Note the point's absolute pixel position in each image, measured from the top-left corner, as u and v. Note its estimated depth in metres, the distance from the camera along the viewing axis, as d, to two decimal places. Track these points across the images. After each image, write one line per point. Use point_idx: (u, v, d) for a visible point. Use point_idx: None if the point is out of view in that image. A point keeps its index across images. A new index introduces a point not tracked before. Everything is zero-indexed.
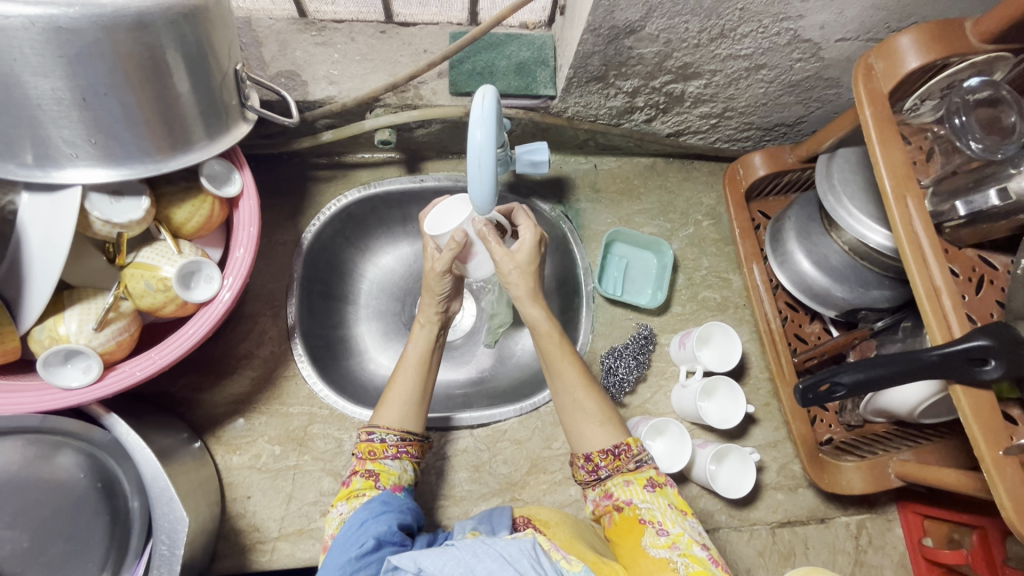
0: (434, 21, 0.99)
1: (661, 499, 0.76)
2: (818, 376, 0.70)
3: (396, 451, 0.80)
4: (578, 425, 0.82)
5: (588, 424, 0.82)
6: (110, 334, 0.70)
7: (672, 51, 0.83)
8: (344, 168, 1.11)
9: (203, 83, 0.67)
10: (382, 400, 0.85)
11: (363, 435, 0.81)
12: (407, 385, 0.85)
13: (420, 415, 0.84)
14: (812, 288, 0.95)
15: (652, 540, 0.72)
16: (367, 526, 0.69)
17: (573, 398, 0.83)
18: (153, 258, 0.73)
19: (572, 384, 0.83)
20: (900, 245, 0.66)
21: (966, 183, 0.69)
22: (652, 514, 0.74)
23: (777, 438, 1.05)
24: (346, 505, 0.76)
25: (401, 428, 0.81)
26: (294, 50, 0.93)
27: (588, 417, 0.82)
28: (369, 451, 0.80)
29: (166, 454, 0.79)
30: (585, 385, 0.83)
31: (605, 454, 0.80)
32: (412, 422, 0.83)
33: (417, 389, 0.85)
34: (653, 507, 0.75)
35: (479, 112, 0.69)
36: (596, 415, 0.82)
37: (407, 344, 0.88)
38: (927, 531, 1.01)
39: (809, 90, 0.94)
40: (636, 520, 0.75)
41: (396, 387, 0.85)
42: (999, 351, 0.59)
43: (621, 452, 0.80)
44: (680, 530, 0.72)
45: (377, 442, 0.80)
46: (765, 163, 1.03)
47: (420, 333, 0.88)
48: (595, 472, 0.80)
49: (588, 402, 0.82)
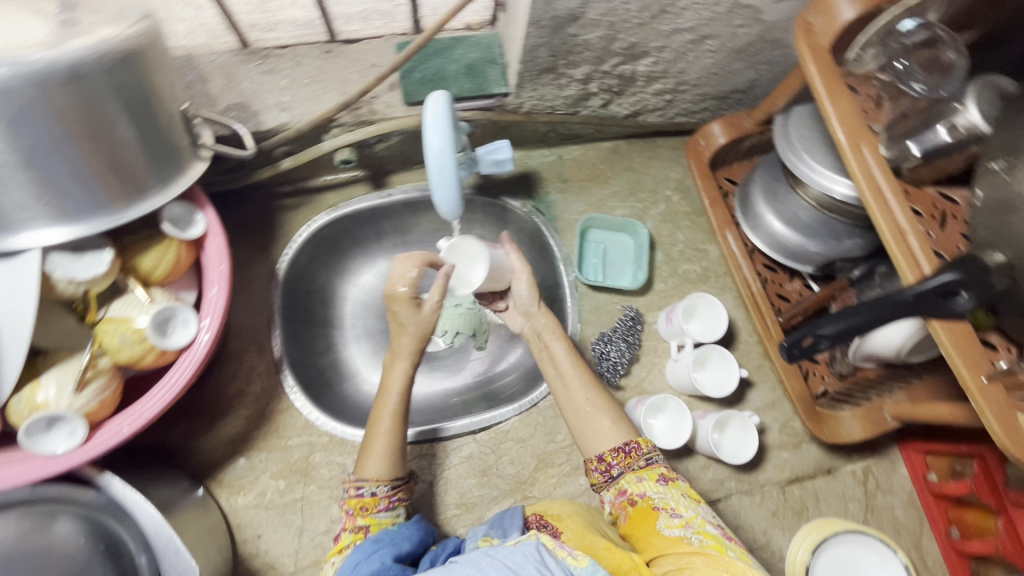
0: (378, 34, 0.96)
1: (673, 490, 0.77)
2: (800, 332, 0.72)
3: (388, 502, 0.80)
4: (591, 426, 0.85)
5: (600, 423, 0.85)
6: (91, 394, 0.69)
7: (617, 34, 0.84)
8: (310, 193, 1.10)
9: (151, 128, 0.66)
10: (363, 452, 0.82)
11: (352, 491, 0.79)
12: (385, 438, 0.81)
13: (402, 459, 0.82)
14: (786, 246, 0.98)
15: (666, 522, 0.72)
16: (360, 568, 0.68)
17: (586, 401, 0.87)
18: (124, 310, 0.72)
19: (584, 387, 0.88)
20: (861, 192, 0.67)
21: (917, 124, 0.70)
22: (666, 501, 0.75)
23: (775, 398, 1.07)
24: (337, 556, 0.75)
25: (390, 479, 0.80)
26: (241, 82, 0.91)
27: (598, 417, 0.86)
28: (360, 506, 0.78)
29: (167, 505, 0.78)
30: (594, 387, 0.89)
31: (616, 452, 0.81)
32: (401, 467, 0.82)
33: (397, 439, 0.82)
34: (666, 496, 0.76)
35: (433, 119, 0.69)
36: (608, 413, 0.86)
37: (391, 393, 0.83)
38: (930, 467, 1.04)
39: (757, 54, 0.95)
40: (650, 508, 0.75)
41: (376, 435, 0.82)
42: (969, 283, 0.59)
43: (631, 450, 0.82)
44: (694, 513, 0.73)
45: (367, 496, 0.78)
46: (725, 131, 1.05)
47: (397, 379, 0.83)
48: (608, 472, 0.81)
49: (600, 400, 0.87)
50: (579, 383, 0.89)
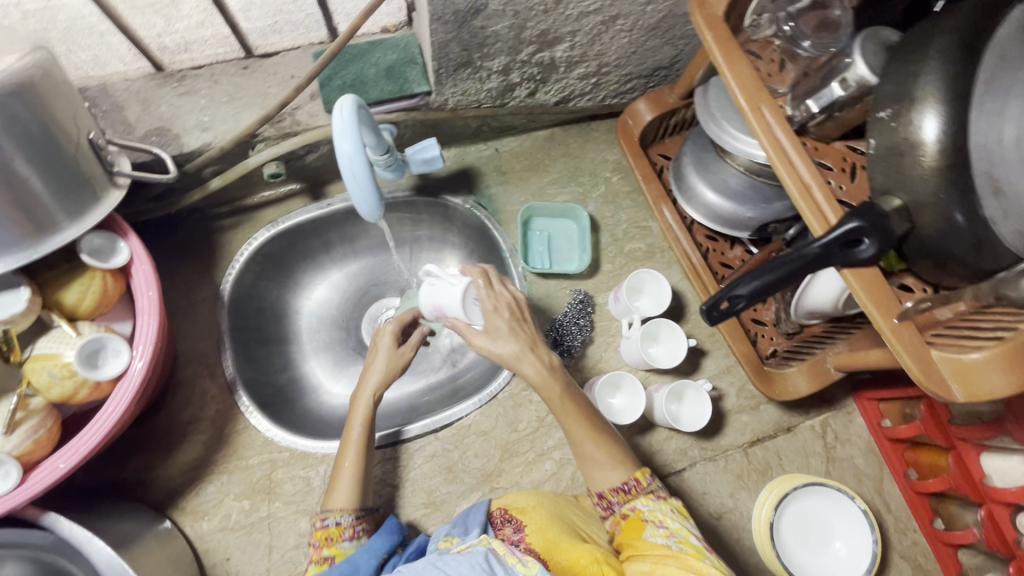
0: (295, 46, 0.97)
1: (663, 505, 0.79)
2: (716, 296, 0.69)
3: (352, 532, 0.80)
4: (589, 468, 0.83)
5: (602, 470, 0.83)
6: (23, 434, 0.68)
7: (525, 22, 0.85)
8: (248, 211, 1.09)
9: (54, 161, 0.66)
10: (331, 483, 0.84)
11: (318, 523, 0.80)
12: (352, 468, 0.84)
13: (367, 489, 0.84)
14: (721, 215, 0.99)
15: (652, 531, 0.75)
16: None
17: (582, 450, 0.83)
18: (52, 347, 0.71)
19: (583, 436, 0.82)
20: (766, 152, 0.69)
21: (817, 81, 0.72)
22: (654, 513, 0.77)
23: (729, 363, 1.09)
24: None
25: (354, 508, 0.81)
26: (158, 106, 0.91)
27: (599, 465, 0.83)
28: (325, 537, 0.78)
29: (127, 539, 0.77)
30: (593, 436, 0.82)
31: (616, 491, 0.81)
32: (366, 498, 0.84)
33: (361, 468, 0.84)
34: (656, 509, 0.78)
35: (341, 123, 0.69)
36: (607, 462, 0.82)
37: (352, 424, 0.86)
38: (884, 414, 1.07)
39: (670, 30, 0.97)
40: (640, 520, 0.77)
41: (343, 465, 0.84)
42: (870, 230, 0.62)
43: (631, 488, 0.81)
44: (679, 526, 0.75)
45: (332, 526, 0.79)
46: (651, 108, 1.07)
47: (360, 411, 0.87)
48: (608, 505, 0.82)
49: (601, 452, 0.82)
50: (580, 434, 0.82)
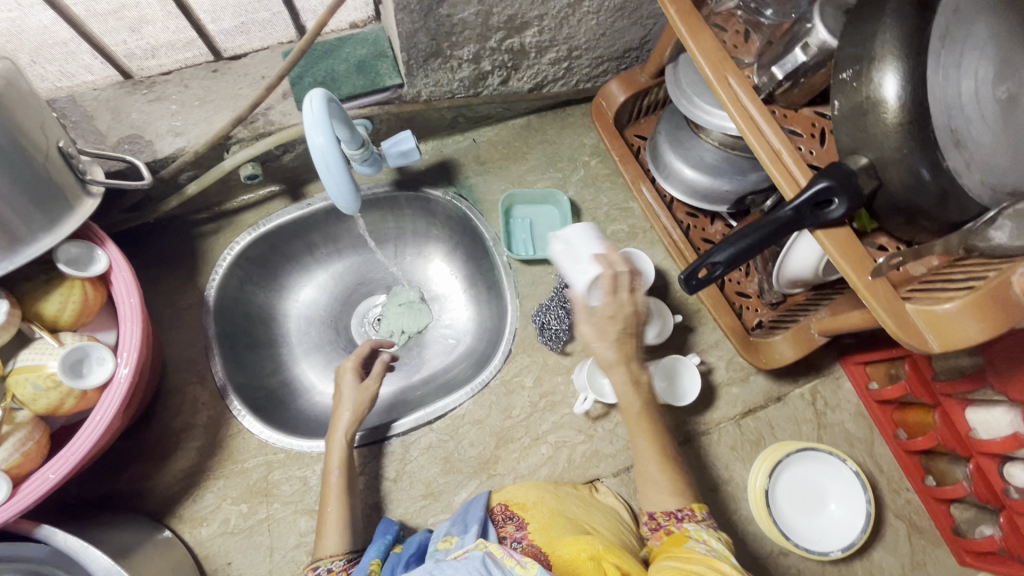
0: (263, 46, 0.97)
1: (711, 530, 0.77)
2: (695, 264, 0.71)
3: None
4: (647, 489, 0.84)
5: (660, 494, 0.83)
6: (11, 448, 0.67)
7: (492, 8, 0.85)
8: (228, 216, 1.09)
9: (24, 170, 0.65)
10: (319, 529, 0.85)
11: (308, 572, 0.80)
12: (338, 511, 0.85)
13: (357, 530, 0.86)
14: (698, 191, 1.00)
15: (693, 542, 0.74)
16: None
17: (643, 468, 0.85)
18: (33, 358, 0.70)
19: (648, 457, 0.84)
20: (735, 121, 0.70)
21: (780, 48, 0.72)
22: (699, 532, 0.76)
23: (717, 337, 1.10)
24: None
25: (345, 551, 0.83)
26: (128, 114, 0.90)
27: (658, 488, 0.83)
28: None
29: (126, 549, 0.76)
30: (659, 460, 0.84)
31: (670, 515, 0.81)
32: (356, 540, 0.86)
33: (349, 511, 0.86)
34: (702, 530, 0.77)
35: (312, 118, 0.69)
36: (667, 487, 0.83)
37: (330, 469, 0.88)
38: (871, 376, 1.08)
39: (637, 9, 0.97)
40: (683, 534, 0.76)
41: (329, 510, 0.86)
42: (839, 190, 0.63)
43: (683, 515, 0.80)
44: (721, 546, 0.74)
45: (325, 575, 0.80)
46: (622, 89, 1.08)
47: (335, 455, 0.89)
48: (654, 528, 0.81)
49: (663, 476, 0.84)
50: (646, 453, 0.84)
